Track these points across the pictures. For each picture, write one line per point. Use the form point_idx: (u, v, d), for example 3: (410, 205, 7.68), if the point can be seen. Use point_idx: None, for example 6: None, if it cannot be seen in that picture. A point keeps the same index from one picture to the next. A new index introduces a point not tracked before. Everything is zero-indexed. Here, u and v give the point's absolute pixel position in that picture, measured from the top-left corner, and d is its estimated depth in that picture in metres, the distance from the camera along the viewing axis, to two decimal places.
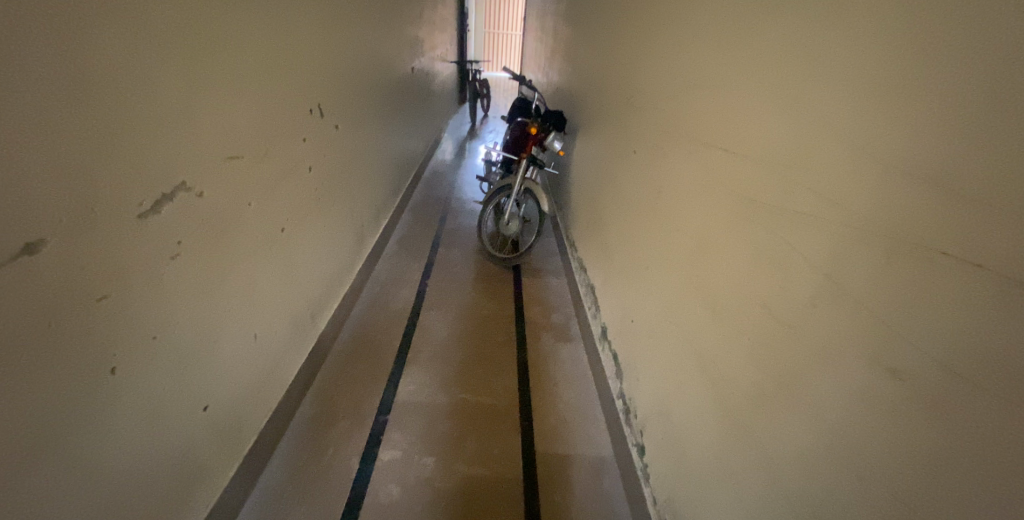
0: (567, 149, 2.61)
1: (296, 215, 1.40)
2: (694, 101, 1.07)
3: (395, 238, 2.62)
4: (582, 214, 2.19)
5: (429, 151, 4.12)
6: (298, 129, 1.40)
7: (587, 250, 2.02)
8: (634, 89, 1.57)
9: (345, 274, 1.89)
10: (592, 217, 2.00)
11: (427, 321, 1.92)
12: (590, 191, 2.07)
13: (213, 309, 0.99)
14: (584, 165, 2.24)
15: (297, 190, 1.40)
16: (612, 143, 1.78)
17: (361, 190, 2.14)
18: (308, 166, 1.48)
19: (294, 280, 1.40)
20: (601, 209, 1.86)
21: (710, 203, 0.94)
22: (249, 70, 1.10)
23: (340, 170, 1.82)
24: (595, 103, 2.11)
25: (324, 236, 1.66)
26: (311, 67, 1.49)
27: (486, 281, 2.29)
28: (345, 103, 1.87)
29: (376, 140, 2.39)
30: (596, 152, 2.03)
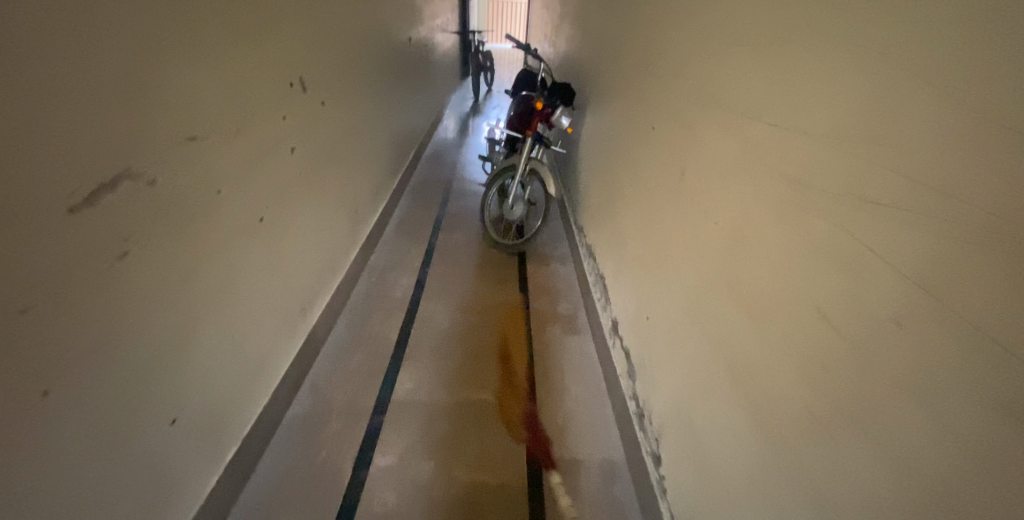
0: (575, 126, 2.46)
1: (280, 204, 1.30)
2: (727, 72, 0.94)
3: (395, 223, 2.51)
4: (592, 196, 2.07)
5: (432, 128, 3.97)
6: (280, 108, 1.28)
7: (598, 236, 1.90)
8: (652, 61, 1.44)
9: (339, 263, 1.79)
10: (603, 201, 1.87)
11: (427, 312, 1.82)
12: (601, 173, 1.94)
13: (177, 311, 0.88)
14: (594, 144, 2.11)
15: (279, 177, 1.28)
16: (626, 121, 1.66)
17: (355, 173, 2.03)
18: (292, 148, 1.36)
19: (278, 274, 1.30)
20: (613, 193, 1.73)
21: (751, 192, 0.81)
22: (217, 39, 0.98)
23: (330, 153, 1.71)
24: (607, 77, 1.97)
25: (313, 223, 1.55)
26: (292, 36, 1.35)
27: (490, 268, 2.18)
28: (333, 77, 1.73)
29: (372, 121, 2.27)
30: (608, 131, 1.90)
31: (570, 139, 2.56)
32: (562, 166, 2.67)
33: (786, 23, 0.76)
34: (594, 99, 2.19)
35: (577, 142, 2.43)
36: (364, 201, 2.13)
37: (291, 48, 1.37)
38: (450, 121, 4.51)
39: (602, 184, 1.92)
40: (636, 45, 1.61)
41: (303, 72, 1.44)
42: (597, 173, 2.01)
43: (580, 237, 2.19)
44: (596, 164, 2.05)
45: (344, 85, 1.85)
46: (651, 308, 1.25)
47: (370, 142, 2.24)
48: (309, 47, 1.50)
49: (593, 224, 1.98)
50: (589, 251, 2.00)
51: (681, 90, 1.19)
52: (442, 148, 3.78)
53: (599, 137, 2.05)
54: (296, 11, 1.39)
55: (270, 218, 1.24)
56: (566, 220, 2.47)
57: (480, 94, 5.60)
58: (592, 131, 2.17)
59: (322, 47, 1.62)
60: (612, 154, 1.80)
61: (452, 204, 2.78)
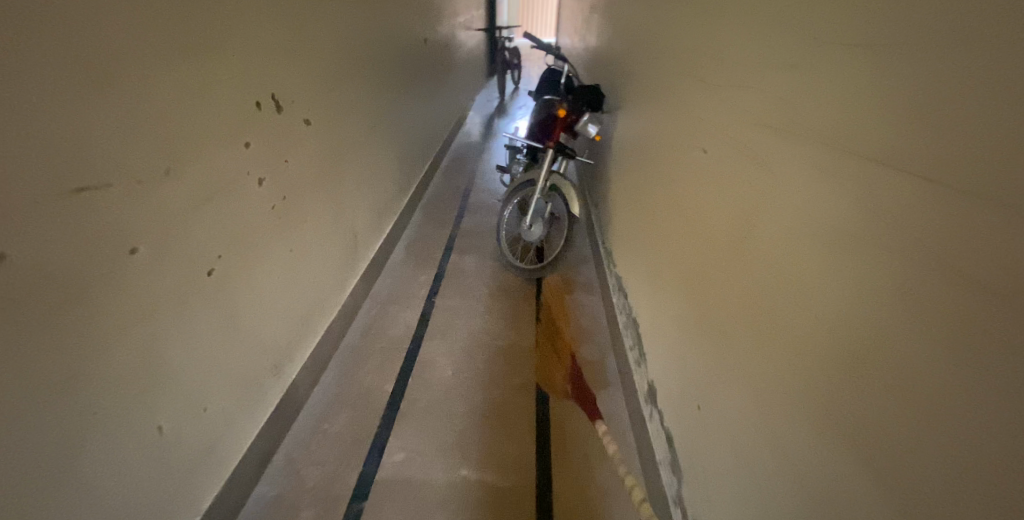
0: (603, 135, 2.17)
1: (238, 248, 1.08)
2: (812, 83, 0.66)
3: (404, 243, 2.30)
4: (622, 220, 1.78)
5: (452, 133, 3.75)
6: (240, 134, 1.08)
7: (629, 269, 1.61)
8: (698, 63, 1.15)
9: (330, 301, 1.59)
10: (636, 230, 1.59)
11: (429, 355, 1.59)
12: (634, 194, 1.65)
13: (51, 422, 0.67)
14: (626, 159, 1.82)
15: (237, 215, 1.07)
16: (664, 137, 1.38)
17: (354, 195, 1.82)
18: (258, 178, 1.16)
19: (238, 332, 1.09)
20: (649, 222, 1.45)
21: (845, 273, 0.54)
22: (138, 56, 0.77)
23: (317, 176, 1.51)
24: (641, 81, 1.68)
25: (288, 261, 1.34)
26: (258, 48, 1.15)
27: (504, 298, 1.93)
28: (321, 90, 1.52)
29: (377, 134, 2.07)
30: (642, 146, 1.62)
31: (597, 149, 2.27)
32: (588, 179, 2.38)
33: (932, 8, 0.47)
34: (624, 105, 1.90)
35: (605, 153, 2.14)
36: (365, 223, 1.92)
37: (259, 59, 1.16)
38: (473, 123, 4.26)
39: (634, 207, 1.63)
40: (676, 43, 1.33)
41: (275, 88, 1.24)
42: (628, 193, 1.73)
43: (607, 265, 1.91)
44: (627, 181, 1.76)
45: (338, 98, 1.65)
46: (701, 391, 0.97)
47: (375, 158, 2.04)
48: (286, 58, 1.30)
49: (624, 255, 1.70)
50: (618, 286, 1.72)
51: (739, 102, 0.90)
52: (462, 154, 3.53)
53: (631, 150, 1.76)
54: (264, 16, 1.18)
55: (222, 267, 1.04)
56: (592, 241, 2.19)
57: (507, 93, 5.32)
58: (623, 142, 1.89)
59: (305, 56, 1.41)
60: (647, 175, 1.52)
61: (467, 220, 2.54)
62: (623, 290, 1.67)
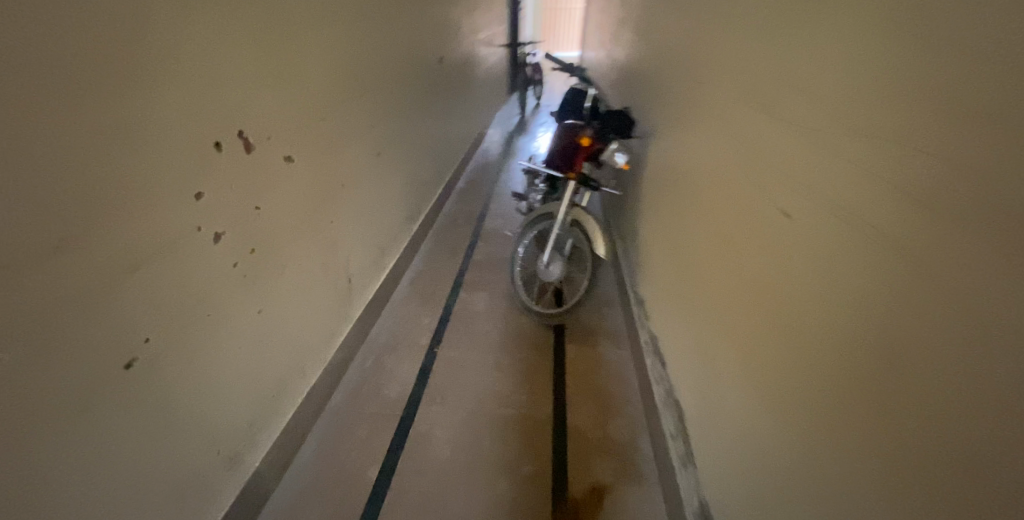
0: (632, 163, 1.93)
1: (176, 326, 0.90)
2: (1009, 150, 0.40)
3: (410, 276, 2.06)
4: (658, 269, 1.54)
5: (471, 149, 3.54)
6: (195, 183, 0.90)
7: (669, 335, 1.36)
8: (773, 86, 0.89)
9: (313, 358, 1.39)
10: (679, 286, 1.34)
11: (426, 428, 1.39)
12: (676, 241, 1.40)
13: None
14: (662, 196, 1.58)
15: (177, 287, 0.88)
16: (723, 176, 1.12)
17: (350, 234, 1.62)
18: (217, 231, 0.98)
19: (175, 422, 0.92)
20: (702, 279, 1.19)
21: None
22: (22, 120, 0.59)
23: (299, 215, 1.30)
24: (685, 108, 1.43)
25: (259, 324, 1.15)
26: (226, 79, 0.98)
27: (518, 350, 1.69)
28: (312, 116, 1.34)
29: (382, 161, 1.85)
30: (686, 188, 1.37)
31: (624, 178, 2.03)
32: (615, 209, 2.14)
33: None
34: (661, 132, 1.65)
35: (634, 184, 1.90)
36: (364, 261, 1.72)
37: (226, 92, 0.98)
38: (490, 140, 4.04)
39: (677, 259, 1.38)
40: (741, 62, 1.07)
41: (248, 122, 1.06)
42: (666, 238, 1.48)
43: (638, 316, 1.65)
44: (665, 224, 1.52)
45: (330, 125, 1.45)
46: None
47: (377, 187, 1.82)
48: (266, 86, 1.12)
49: (661, 313, 1.45)
50: (653, 347, 1.47)
51: (843, 148, 0.64)
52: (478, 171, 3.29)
53: (669, 187, 1.52)
54: (231, 39, 0.98)
55: (159, 350, 0.86)
56: (620, 283, 1.93)
57: (527, 107, 5.11)
58: (658, 177, 1.64)
59: (286, 80, 1.21)
60: (696, 221, 1.26)
61: (480, 246, 2.28)
62: (660, 354, 1.42)
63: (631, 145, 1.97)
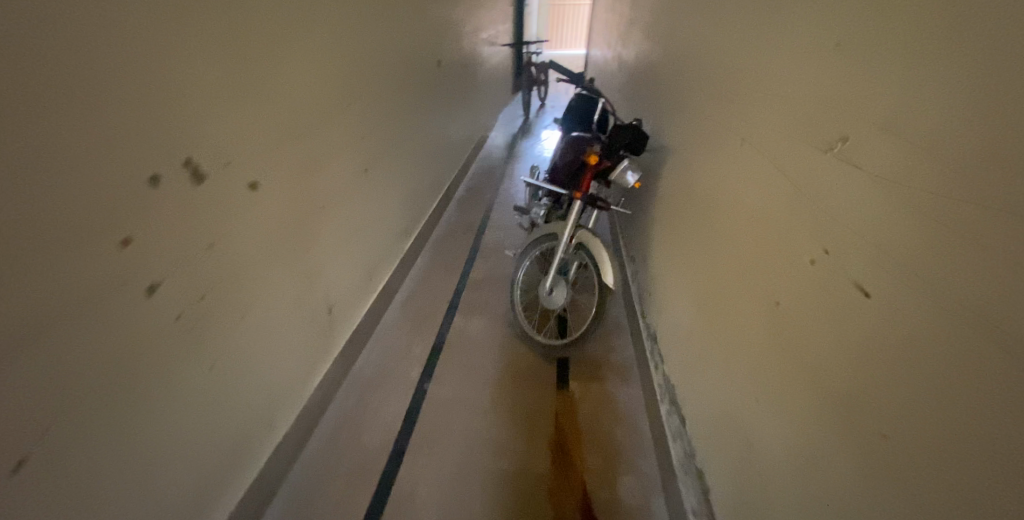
0: (646, 180, 1.76)
1: (95, 401, 0.75)
2: None
3: (402, 296, 1.87)
4: (676, 305, 1.37)
5: (474, 150, 3.35)
6: (113, 223, 0.75)
7: (690, 385, 1.20)
8: (834, 111, 0.71)
9: (282, 404, 1.24)
10: (702, 330, 1.17)
11: (411, 485, 1.24)
12: (697, 277, 1.24)
13: None
14: (679, 223, 1.42)
15: (93, 353, 0.74)
16: (759, 211, 0.95)
17: (334, 261, 1.45)
18: (149, 280, 0.83)
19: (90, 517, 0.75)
20: (733, 328, 1.01)
21: None
22: None
23: (266, 248, 1.14)
24: (709, 123, 1.26)
25: (207, 383, 0.99)
26: (162, 101, 0.82)
27: (517, 387, 1.51)
28: (284, 133, 1.17)
29: (374, 176, 1.68)
30: (708, 218, 1.20)
31: (636, 196, 1.86)
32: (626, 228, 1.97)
33: None
34: (679, 148, 1.48)
35: (647, 204, 1.73)
36: (349, 286, 1.55)
37: (161, 117, 0.82)
38: (495, 142, 3.83)
39: (699, 298, 1.21)
40: (785, 75, 0.89)
41: (195, 147, 0.90)
42: (686, 273, 1.32)
43: (651, 355, 1.49)
44: (684, 256, 1.35)
45: (308, 142, 1.27)
46: None
47: (370, 205, 1.65)
48: (219, 104, 0.95)
49: (680, 357, 1.28)
50: (669, 395, 1.31)
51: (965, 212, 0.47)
52: (481, 175, 3.09)
53: (688, 213, 1.35)
54: (170, 50, 0.83)
55: (62, 435, 0.71)
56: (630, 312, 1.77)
57: (532, 108, 4.91)
58: (675, 198, 1.47)
59: (249, 94, 1.04)
60: (723, 259, 1.10)
61: (479, 263, 2.10)
62: (677, 405, 1.26)
63: (645, 160, 1.80)
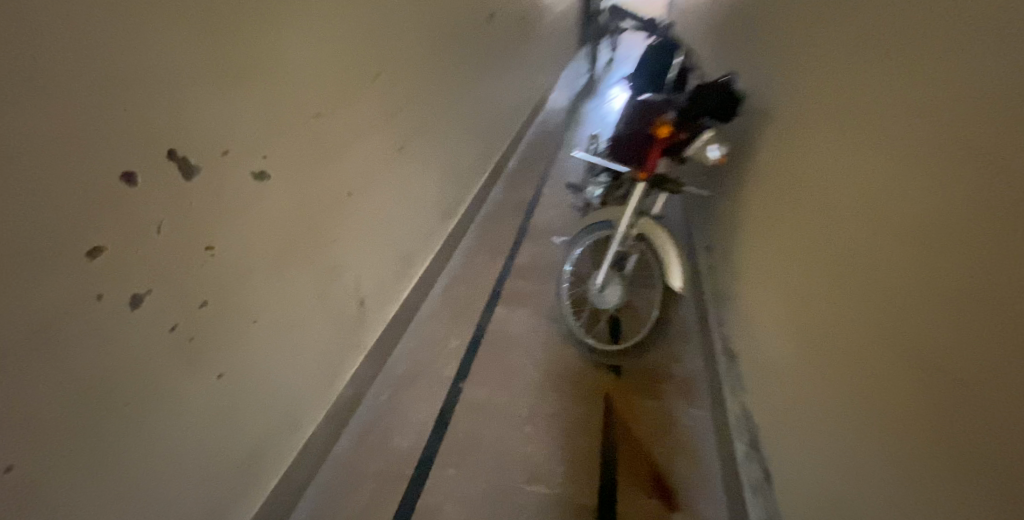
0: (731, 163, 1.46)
1: (80, 421, 0.67)
2: None
3: (443, 282, 1.74)
4: (768, 330, 1.14)
5: (531, 112, 3.07)
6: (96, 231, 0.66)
7: (787, 433, 0.98)
8: None
9: (306, 404, 1.17)
10: (810, 373, 0.94)
11: (439, 497, 1.15)
12: (803, 304, 0.99)
13: None
14: (778, 228, 1.15)
15: (72, 379, 0.65)
16: (905, 237, 0.69)
17: (364, 251, 1.33)
18: (137, 290, 0.74)
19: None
20: (856, 385, 0.77)
21: None
22: None
23: (281, 243, 1.03)
24: (837, 100, 0.95)
25: (221, 393, 0.92)
26: (144, 87, 0.70)
27: (561, 394, 1.35)
28: (301, 115, 1.04)
29: (410, 154, 1.51)
30: (822, 232, 0.95)
31: (718, 180, 1.58)
32: (705, 218, 1.69)
33: None
34: (779, 130, 1.18)
35: (734, 193, 1.45)
36: (383, 275, 1.43)
37: (144, 106, 0.70)
38: (554, 103, 3.51)
39: (807, 333, 0.97)
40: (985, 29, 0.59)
41: (187, 138, 0.78)
42: (789, 295, 1.07)
43: (728, 378, 1.29)
44: (786, 271, 1.09)
45: (329, 122, 1.13)
46: None
47: (406, 186, 1.51)
48: (218, 88, 0.83)
49: (776, 395, 1.06)
50: (750, 436, 1.13)
51: None
52: (538, 142, 2.84)
53: (791, 219, 1.09)
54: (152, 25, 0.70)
55: (45, 458, 0.63)
56: (699, 315, 1.53)
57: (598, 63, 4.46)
58: (772, 196, 1.20)
59: (251, 73, 0.89)
60: (843, 292, 0.85)
61: (527, 246, 1.91)
62: (762, 453, 1.07)
63: (731, 136, 1.50)
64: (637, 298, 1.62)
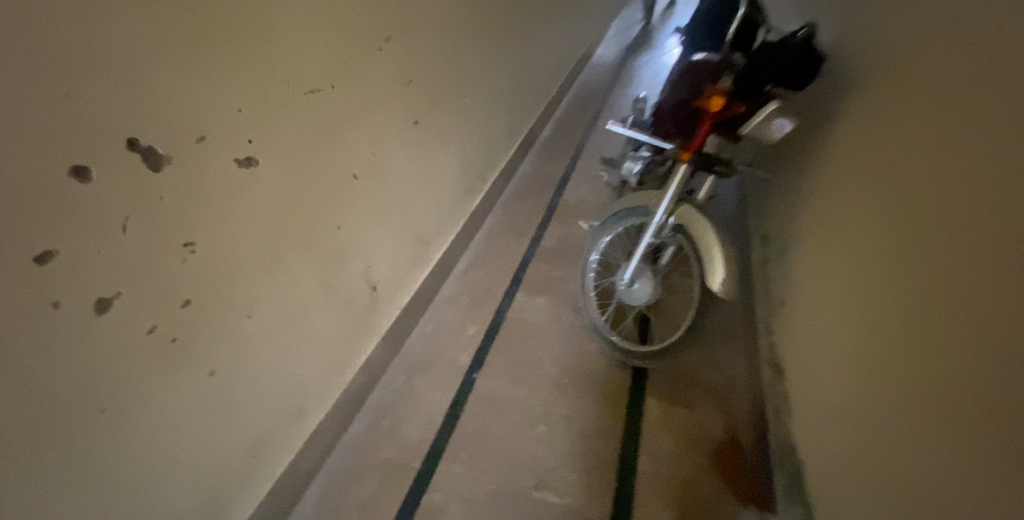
0: (806, 151, 1.26)
1: (54, 431, 0.63)
2: None
3: (464, 263, 1.65)
4: (833, 354, 0.98)
5: (576, 67, 2.81)
6: (56, 232, 0.60)
7: (851, 482, 0.85)
8: None
9: (314, 394, 1.14)
10: (893, 415, 0.78)
11: (445, 494, 1.10)
12: (896, 332, 0.82)
13: None
14: (867, 234, 0.96)
15: (43, 388, 0.61)
16: None
17: (373, 236, 1.25)
18: (109, 292, 0.68)
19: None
20: (980, 443, 0.60)
21: None
22: None
23: (280, 233, 0.97)
24: (979, 72, 0.72)
25: (223, 391, 0.91)
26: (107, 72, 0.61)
27: (582, 396, 1.27)
28: (301, 94, 0.95)
29: (426, 129, 1.38)
30: (938, 249, 0.76)
31: (786, 167, 1.36)
32: (764, 206, 1.48)
33: None
34: (878, 118, 0.97)
35: (803, 185, 1.25)
36: (397, 258, 1.36)
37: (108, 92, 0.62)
38: (601, 57, 3.20)
39: (896, 366, 0.80)
40: None
41: (161, 125, 0.71)
42: (870, 314, 0.90)
43: (772, 397, 1.16)
44: (872, 285, 0.91)
45: (327, 98, 1.01)
46: None
47: (424, 163, 1.40)
48: (198, 68, 0.74)
49: (841, 429, 0.91)
50: (793, 470, 1.01)
51: None
52: (578, 104, 2.60)
53: (888, 224, 0.89)
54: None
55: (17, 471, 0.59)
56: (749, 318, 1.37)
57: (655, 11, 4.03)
58: (858, 197, 1.01)
59: (236, 50, 0.80)
60: (966, 330, 0.67)
61: (555, 228, 1.78)
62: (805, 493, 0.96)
63: (804, 115, 1.27)
64: (672, 294, 1.46)
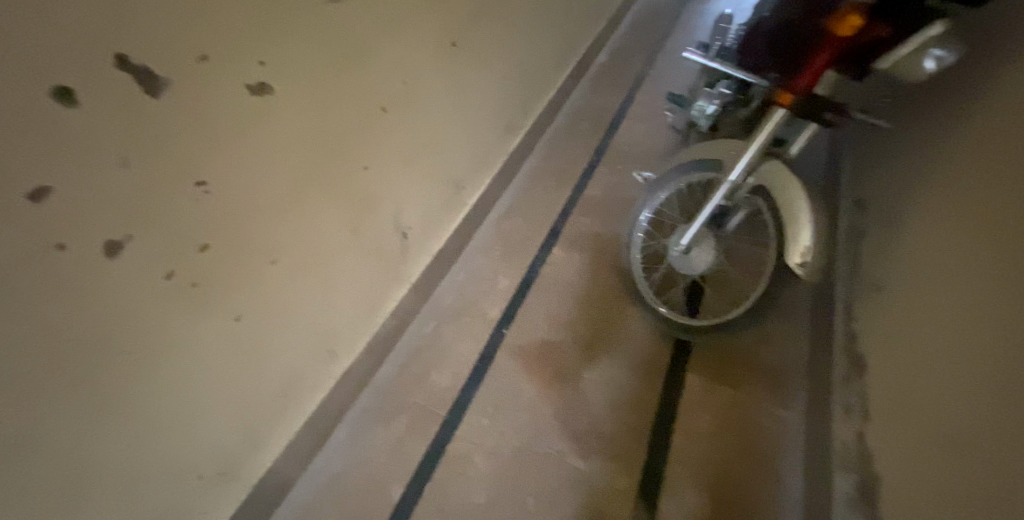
0: (947, 104, 1.00)
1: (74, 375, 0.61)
2: None
3: (501, 207, 1.53)
4: (930, 356, 0.83)
5: None
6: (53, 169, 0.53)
7: (921, 498, 0.74)
8: None
9: (345, 338, 1.12)
10: (996, 438, 0.65)
11: (468, 447, 1.08)
12: (1010, 336, 0.67)
13: None
14: (1002, 210, 0.75)
15: (53, 335, 0.58)
16: None
17: (404, 176, 1.14)
18: (125, 233, 0.63)
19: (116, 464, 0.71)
20: None
21: None
22: None
23: (302, 174, 0.89)
24: None
25: (250, 338, 0.89)
26: None
27: (617, 363, 1.19)
28: (319, 9, 0.80)
29: (463, 53, 1.21)
30: None
31: (916, 123, 1.11)
32: (873, 169, 1.24)
33: None
34: None
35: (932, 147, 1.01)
36: (430, 201, 1.26)
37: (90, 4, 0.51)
38: None
39: (1006, 380, 0.66)
40: None
41: (157, 45, 0.60)
42: (982, 309, 0.74)
43: (841, 392, 1.03)
44: (996, 277, 0.72)
45: (347, 13, 0.86)
46: None
47: (460, 94, 1.24)
48: None
49: (919, 438, 0.79)
50: (857, 475, 0.90)
51: None
52: (643, 24, 2.26)
53: None
54: None
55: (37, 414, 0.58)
56: (828, 303, 1.22)
57: None
58: (1003, 163, 0.78)
59: None
60: None
61: (602, 174, 1.61)
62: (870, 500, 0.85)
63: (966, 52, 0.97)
64: (733, 262, 1.31)
